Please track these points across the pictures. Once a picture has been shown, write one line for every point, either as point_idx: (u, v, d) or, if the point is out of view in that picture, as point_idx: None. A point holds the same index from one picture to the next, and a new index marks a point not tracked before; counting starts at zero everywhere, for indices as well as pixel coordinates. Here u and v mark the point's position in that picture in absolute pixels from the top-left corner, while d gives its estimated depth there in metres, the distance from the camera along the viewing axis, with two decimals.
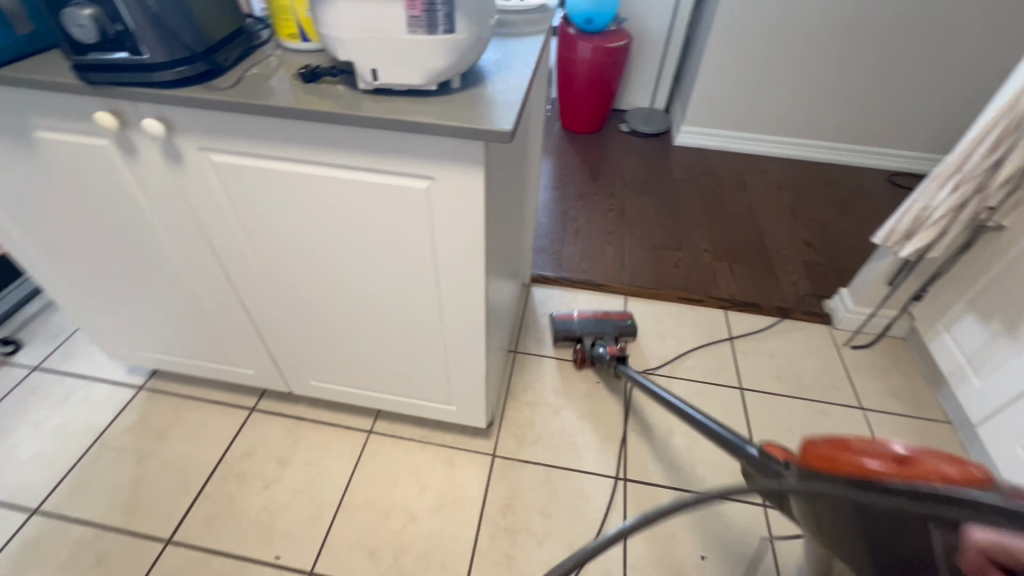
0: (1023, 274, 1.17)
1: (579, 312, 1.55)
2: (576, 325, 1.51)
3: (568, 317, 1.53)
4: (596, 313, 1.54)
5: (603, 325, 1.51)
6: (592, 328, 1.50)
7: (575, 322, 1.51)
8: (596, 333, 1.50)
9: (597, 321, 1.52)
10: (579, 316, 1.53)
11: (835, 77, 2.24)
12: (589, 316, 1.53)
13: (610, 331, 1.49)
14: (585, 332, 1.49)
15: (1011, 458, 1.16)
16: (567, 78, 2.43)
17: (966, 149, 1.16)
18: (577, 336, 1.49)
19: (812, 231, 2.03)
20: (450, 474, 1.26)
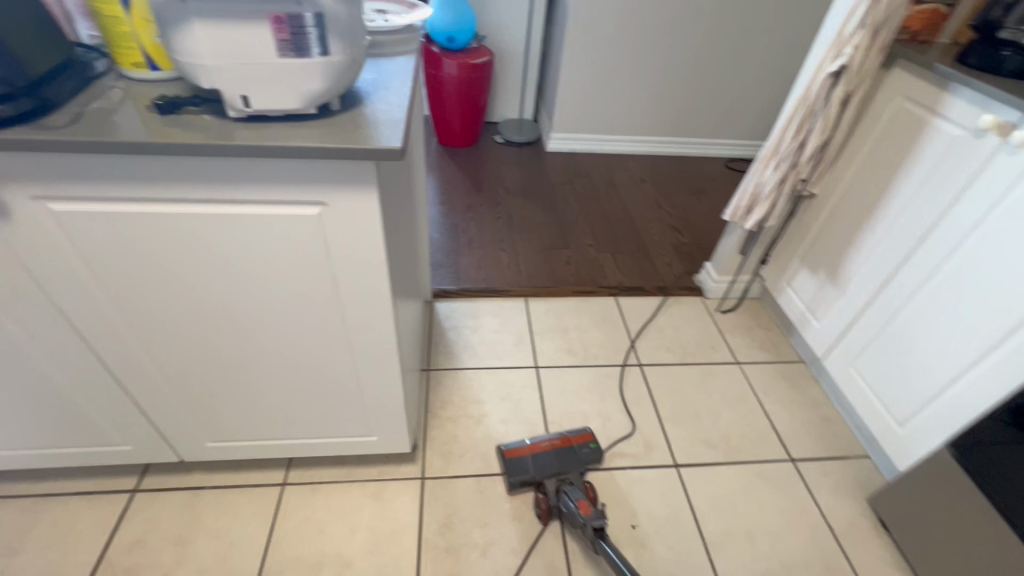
0: (834, 231, 1.44)
1: (534, 445, 1.28)
2: (534, 466, 1.24)
3: (521, 453, 1.26)
4: (554, 444, 1.29)
5: (567, 461, 1.26)
6: (553, 468, 1.24)
7: (531, 460, 1.25)
8: (559, 473, 1.24)
9: (558, 457, 1.26)
10: (535, 451, 1.27)
11: (673, 82, 2.55)
12: (546, 449, 1.28)
13: (576, 469, 1.24)
14: (546, 474, 1.23)
15: (849, 381, 1.41)
16: (437, 95, 2.47)
17: (779, 135, 1.40)
18: (536, 479, 1.22)
19: (675, 217, 2.29)
20: (380, 508, 1.21)
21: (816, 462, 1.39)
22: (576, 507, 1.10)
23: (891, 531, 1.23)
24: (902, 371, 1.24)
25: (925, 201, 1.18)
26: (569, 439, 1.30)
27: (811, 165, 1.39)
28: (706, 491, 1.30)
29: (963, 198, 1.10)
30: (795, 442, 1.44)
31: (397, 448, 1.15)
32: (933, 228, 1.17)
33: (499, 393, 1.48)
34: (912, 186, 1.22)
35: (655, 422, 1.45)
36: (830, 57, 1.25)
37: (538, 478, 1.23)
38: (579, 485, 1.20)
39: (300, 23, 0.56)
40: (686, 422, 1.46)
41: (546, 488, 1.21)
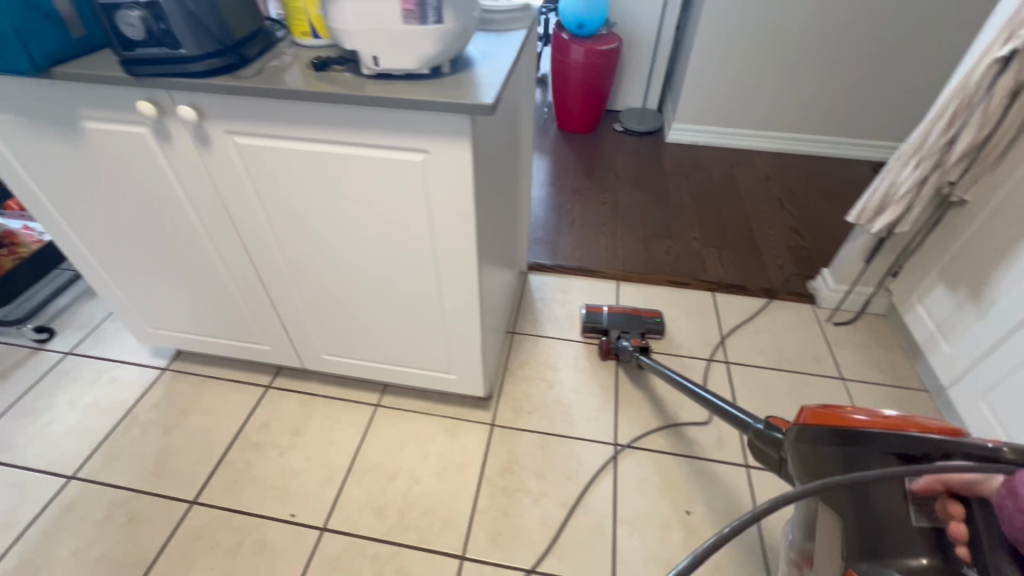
0: (984, 244, 1.25)
1: (610, 307, 1.61)
2: (604, 317, 1.58)
3: (598, 310, 1.59)
4: (626, 310, 1.59)
5: (632, 321, 1.56)
6: (620, 323, 1.55)
7: (603, 316, 1.58)
8: (623, 328, 1.55)
9: (625, 318, 1.57)
10: (609, 311, 1.59)
11: (819, 73, 2.33)
12: (618, 312, 1.59)
13: (637, 330, 1.54)
14: (612, 327, 1.55)
15: (978, 416, 1.23)
16: (562, 80, 2.56)
17: (924, 128, 1.24)
18: (604, 328, 1.55)
19: (798, 219, 2.11)
20: (452, 441, 1.35)
21: None
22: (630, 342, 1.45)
23: None
24: None
25: None
26: (639, 311, 1.59)
27: (962, 165, 1.22)
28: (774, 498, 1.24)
29: None
30: None
31: (472, 389, 1.28)
32: None
33: (575, 364, 1.54)
34: None
35: None
36: (1000, 39, 1.09)
37: (605, 327, 1.56)
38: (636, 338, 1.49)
39: None
40: None
41: (610, 334, 1.54)
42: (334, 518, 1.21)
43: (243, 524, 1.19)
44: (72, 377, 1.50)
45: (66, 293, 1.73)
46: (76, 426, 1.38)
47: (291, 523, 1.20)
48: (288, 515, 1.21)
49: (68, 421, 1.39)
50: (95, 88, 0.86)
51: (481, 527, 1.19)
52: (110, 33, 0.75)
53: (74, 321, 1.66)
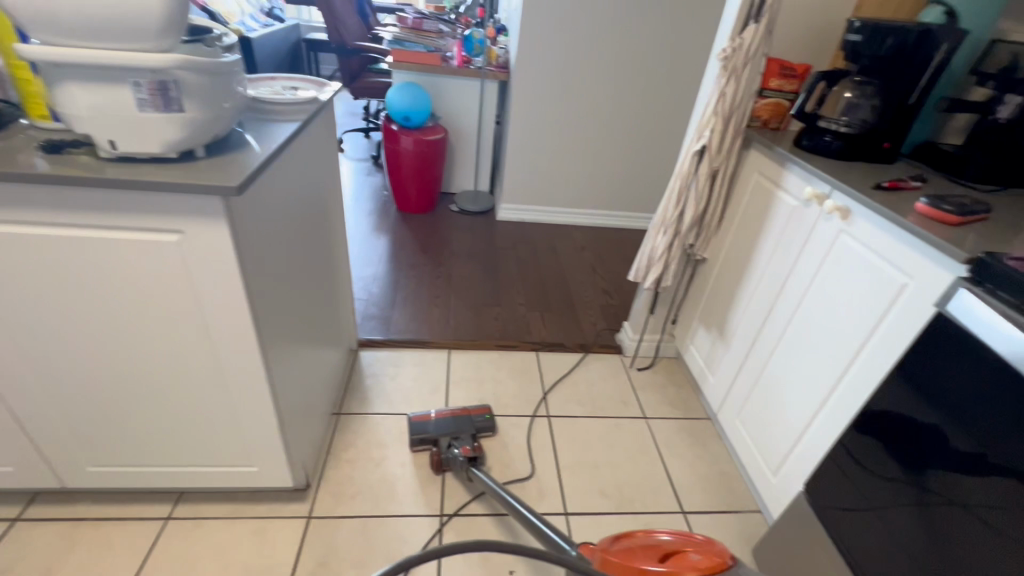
0: (721, 292, 1.57)
1: (437, 412, 1.54)
2: (432, 427, 1.48)
3: (425, 417, 1.51)
4: (454, 412, 1.54)
5: (461, 424, 1.50)
6: (449, 428, 1.47)
7: (431, 423, 1.49)
8: (453, 433, 1.46)
9: (455, 423, 1.50)
10: (436, 417, 1.51)
11: (611, 162, 2.81)
12: (445, 415, 1.52)
13: (468, 430, 1.48)
14: (441, 434, 1.46)
15: (738, 434, 1.47)
16: (394, 166, 2.72)
17: (663, 204, 1.56)
18: (433, 437, 1.45)
19: (607, 281, 2.43)
20: (259, 545, 1.21)
21: (707, 514, 1.41)
22: (460, 450, 1.37)
23: None
24: (773, 419, 1.30)
25: (779, 260, 1.32)
26: (468, 410, 1.55)
27: (694, 231, 1.54)
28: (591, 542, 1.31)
29: (802, 258, 1.24)
30: (688, 495, 1.46)
31: (277, 479, 1.19)
32: (786, 284, 1.29)
33: (404, 437, 1.53)
34: (769, 247, 1.35)
35: (553, 470, 1.48)
36: (695, 138, 1.45)
37: (435, 437, 1.46)
38: (466, 442, 1.42)
39: (163, 87, 0.72)
40: (584, 471, 1.49)
41: (440, 444, 1.43)
42: None
43: None
44: None
45: None
46: None
47: None
48: None
49: None
50: None
51: None
52: None
53: None
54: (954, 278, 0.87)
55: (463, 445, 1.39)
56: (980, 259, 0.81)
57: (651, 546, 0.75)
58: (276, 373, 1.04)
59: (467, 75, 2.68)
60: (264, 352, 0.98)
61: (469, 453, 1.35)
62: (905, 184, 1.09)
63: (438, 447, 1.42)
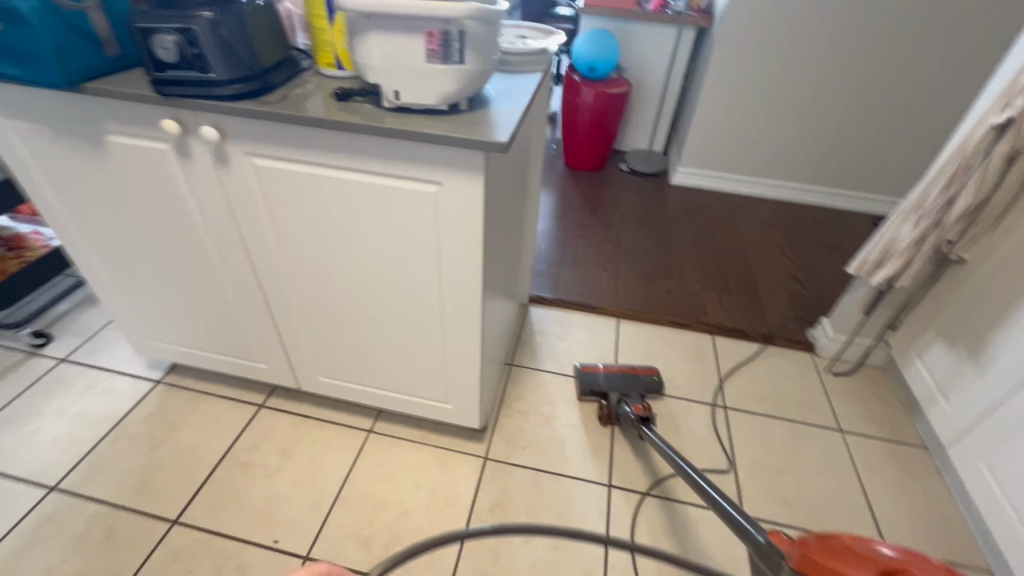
0: (983, 301, 1.26)
1: (606, 367, 1.54)
2: (603, 380, 1.50)
3: (595, 369, 1.52)
4: (623, 368, 1.53)
5: (631, 383, 1.49)
6: (619, 385, 1.48)
7: (601, 376, 1.51)
8: (623, 390, 1.47)
9: (625, 380, 1.50)
10: (606, 370, 1.52)
11: (821, 128, 2.41)
12: (615, 370, 1.52)
13: (637, 392, 1.48)
14: (612, 389, 1.48)
15: (980, 478, 1.22)
16: (571, 119, 2.65)
17: (926, 187, 1.27)
18: (603, 390, 1.48)
19: (798, 266, 2.14)
20: (443, 474, 1.33)
21: None
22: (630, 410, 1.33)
23: None
24: None
25: None
26: (637, 369, 1.52)
27: (963, 226, 1.24)
28: None
29: None
30: (893, 531, 1.26)
31: (466, 419, 1.27)
32: None
33: (572, 400, 1.53)
34: None
35: (729, 467, 1.38)
36: (998, 107, 1.13)
37: (605, 390, 1.48)
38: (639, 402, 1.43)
39: (448, 37, 0.72)
40: (765, 475, 1.36)
41: (610, 398, 1.45)
42: (317, 547, 1.18)
43: (223, 548, 1.16)
44: (64, 385, 1.49)
45: (68, 299, 1.74)
46: (65, 436, 1.36)
47: (273, 550, 1.17)
48: (270, 540, 1.18)
49: (56, 430, 1.37)
50: (122, 103, 0.89)
51: (468, 565, 1.16)
52: (144, 54, 0.79)
53: (73, 326, 1.66)
54: None
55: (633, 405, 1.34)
56: None
57: None
58: (486, 324, 1.08)
59: (663, 20, 2.45)
60: (483, 305, 1.01)
61: (639, 414, 1.30)
62: None
63: (607, 401, 1.45)
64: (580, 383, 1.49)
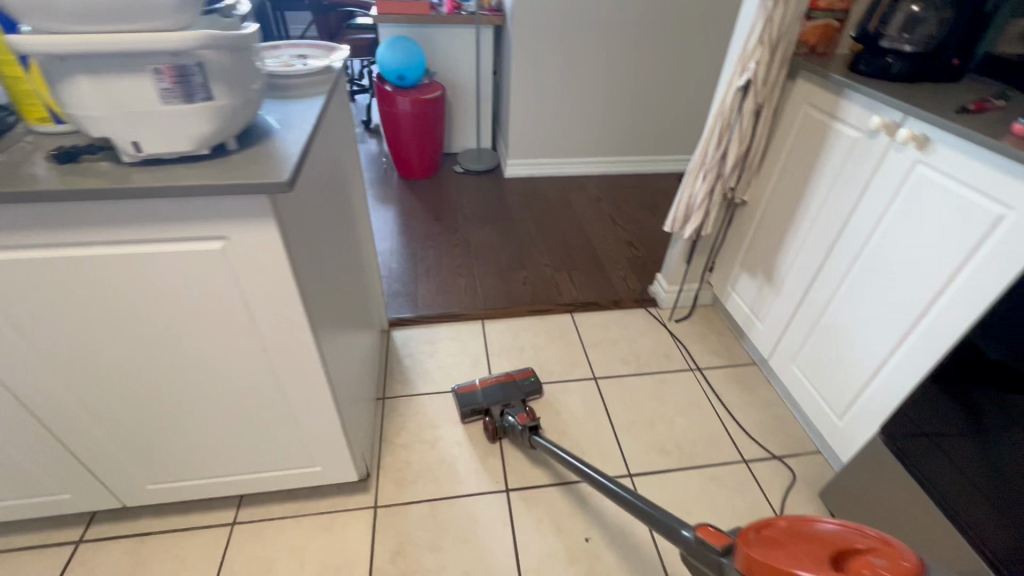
0: (765, 234, 1.51)
1: (483, 382, 1.51)
2: (482, 398, 1.46)
3: (472, 388, 1.49)
4: (501, 379, 1.51)
5: (510, 391, 1.47)
6: (498, 396, 1.45)
7: (480, 393, 1.47)
8: (503, 401, 1.44)
9: (503, 390, 1.48)
10: (484, 386, 1.49)
11: (621, 105, 2.65)
12: (493, 383, 1.50)
13: (518, 397, 1.46)
14: (492, 402, 1.44)
15: (793, 379, 1.45)
16: (393, 130, 2.59)
17: (704, 147, 1.46)
18: (485, 407, 1.44)
19: (629, 232, 2.35)
20: (332, 540, 1.20)
21: (768, 460, 1.40)
22: (516, 416, 1.32)
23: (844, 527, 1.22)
24: (838, 362, 1.27)
25: (837, 198, 1.24)
26: (513, 376, 1.53)
27: (737, 175, 1.46)
28: (658, 498, 1.31)
29: (867, 194, 1.15)
30: (747, 443, 1.45)
31: (342, 475, 1.16)
32: (847, 223, 1.22)
33: (455, 415, 1.50)
34: (825, 185, 1.27)
35: (609, 432, 1.46)
36: (738, 72, 1.33)
37: (486, 406, 1.44)
38: (520, 407, 1.40)
39: (184, 71, 0.61)
40: (640, 429, 1.47)
41: (492, 413, 1.40)
42: None
43: None
44: None
45: None
46: None
47: None
48: None
49: None
50: None
51: None
52: None
53: None
54: None
55: (518, 412, 1.35)
56: None
57: (802, 537, 0.54)
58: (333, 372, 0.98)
59: (460, 21, 2.48)
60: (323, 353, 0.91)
61: (526, 418, 1.30)
62: (990, 104, 0.97)
63: (490, 416, 1.40)
64: (460, 409, 1.45)
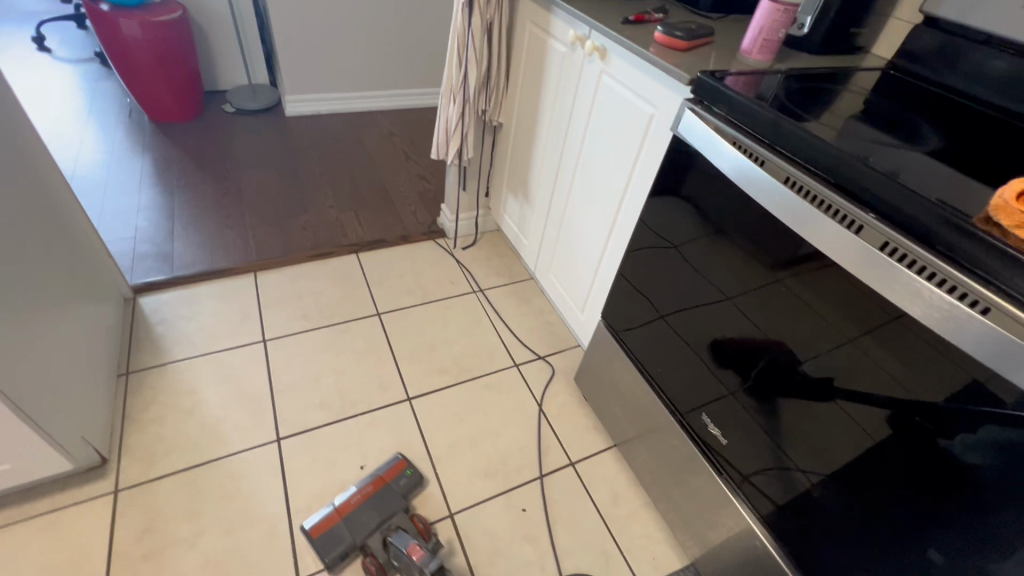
0: (519, 154, 1.58)
1: (344, 505, 1.11)
2: (350, 531, 1.08)
3: (332, 521, 1.08)
4: (365, 489, 1.15)
5: (385, 503, 1.13)
6: (373, 520, 1.09)
7: (346, 523, 1.08)
8: (381, 524, 1.10)
9: (374, 506, 1.12)
10: (347, 513, 1.10)
11: (402, 32, 2.51)
12: (359, 502, 1.12)
13: (398, 507, 1.13)
14: (367, 533, 1.08)
15: (552, 285, 1.61)
16: (124, 62, 2.13)
17: (447, 70, 1.44)
18: (358, 543, 1.06)
19: (422, 165, 2.31)
20: (56, 540, 1.05)
21: (536, 361, 1.55)
22: (408, 549, 1.01)
23: (591, 403, 1.42)
24: (575, 264, 1.42)
25: (559, 112, 1.33)
26: (380, 478, 1.17)
27: (483, 96, 1.48)
28: (434, 415, 1.37)
29: (575, 105, 1.26)
30: (520, 350, 1.58)
31: (48, 451, 1.03)
32: (567, 135, 1.33)
33: (218, 376, 1.38)
34: (550, 104, 1.36)
35: (391, 363, 1.47)
36: None
37: (360, 541, 1.07)
38: (408, 527, 1.09)
39: None
40: (422, 356, 1.51)
41: (371, 548, 1.07)
42: None
43: None
44: None
45: None
46: None
47: None
48: None
49: None
50: None
51: None
52: None
53: None
54: (682, 101, 0.94)
55: (408, 541, 1.03)
56: (698, 78, 0.89)
57: None
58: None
59: None
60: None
61: (422, 553, 0.99)
62: (649, 17, 1.10)
63: (370, 554, 1.05)
64: (324, 559, 1.04)
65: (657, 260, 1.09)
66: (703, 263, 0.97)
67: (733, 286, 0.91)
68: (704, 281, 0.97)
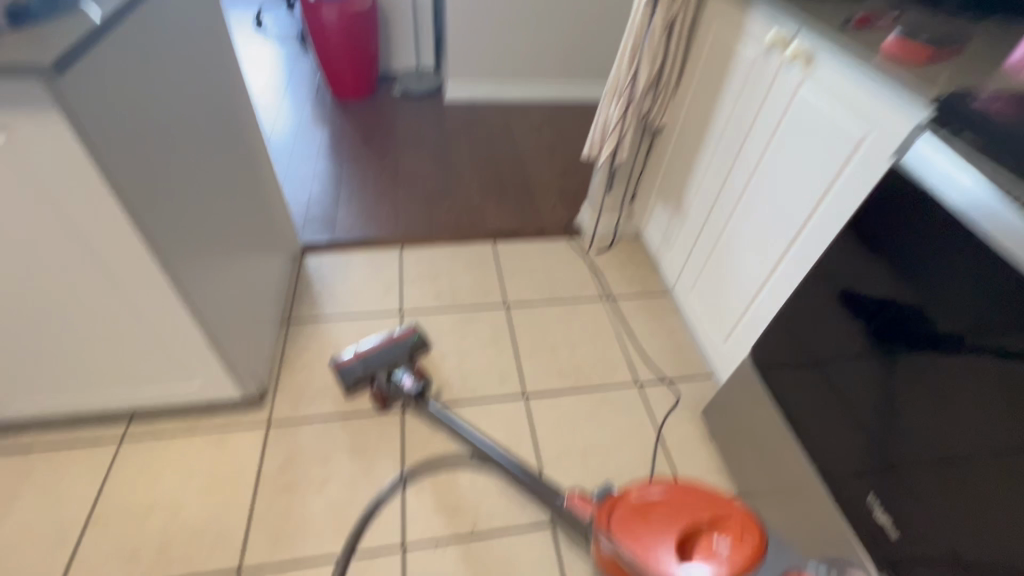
0: (678, 161, 1.48)
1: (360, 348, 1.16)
2: (364, 366, 1.14)
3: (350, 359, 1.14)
4: (380, 337, 1.18)
5: (397, 350, 1.18)
6: (385, 360, 1.16)
7: (362, 361, 1.14)
8: (390, 363, 1.17)
9: (387, 352, 1.16)
10: (363, 353, 1.15)
11: (566, 25, 2.50)
12: (373, 346, 1.16)
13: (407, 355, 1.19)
14: (377, 368, 1.16)
15: (691, 306, 1.49)
16: (320, 44, 2.39)
17: (616, 67, 1.39)
18: (368, 375, 1.15)
19: (567, 162, 2.29)
20: (220, 454, 1.23)
21: (661, 384, 1.45)
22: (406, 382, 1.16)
23: (717, 444, 1.29)
24: (726, 288, 1.29)
25: (737, 121, 1.21)
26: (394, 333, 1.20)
27: (650, 97, 1.40)
28: (547, 417, 1.35)
29: (760, 116, 1.13)
30: (644, 368, 1.49)
31: (224, 379, 1.21)
32: (742, 147, 1.19)
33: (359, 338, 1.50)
34: (727, 112, 1.24)
35: (512, 357, 1.48)
36: None
37: (370, 373, 1.15)
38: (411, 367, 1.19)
39: None
40: (542, 355, 1.50)
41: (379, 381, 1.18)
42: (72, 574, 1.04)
43: None
44: None
45: None
46: None
47: None
48: None
49: None
50: None
51: (257, 534, 1.11)
52: None
53: None
54: (915, 124, 0.79)
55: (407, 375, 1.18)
56: (947, 99, 0.73)
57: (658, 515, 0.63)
58: (180, 271, 1.00)
59: None
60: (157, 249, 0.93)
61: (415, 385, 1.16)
62: (877, 20, 0.94)
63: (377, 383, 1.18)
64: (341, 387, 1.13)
65: (834, 305, 0.93)
66: (900, 320, 0.80)
67: (941, 356, 0.74)
68: (897, 341, 0.81)
